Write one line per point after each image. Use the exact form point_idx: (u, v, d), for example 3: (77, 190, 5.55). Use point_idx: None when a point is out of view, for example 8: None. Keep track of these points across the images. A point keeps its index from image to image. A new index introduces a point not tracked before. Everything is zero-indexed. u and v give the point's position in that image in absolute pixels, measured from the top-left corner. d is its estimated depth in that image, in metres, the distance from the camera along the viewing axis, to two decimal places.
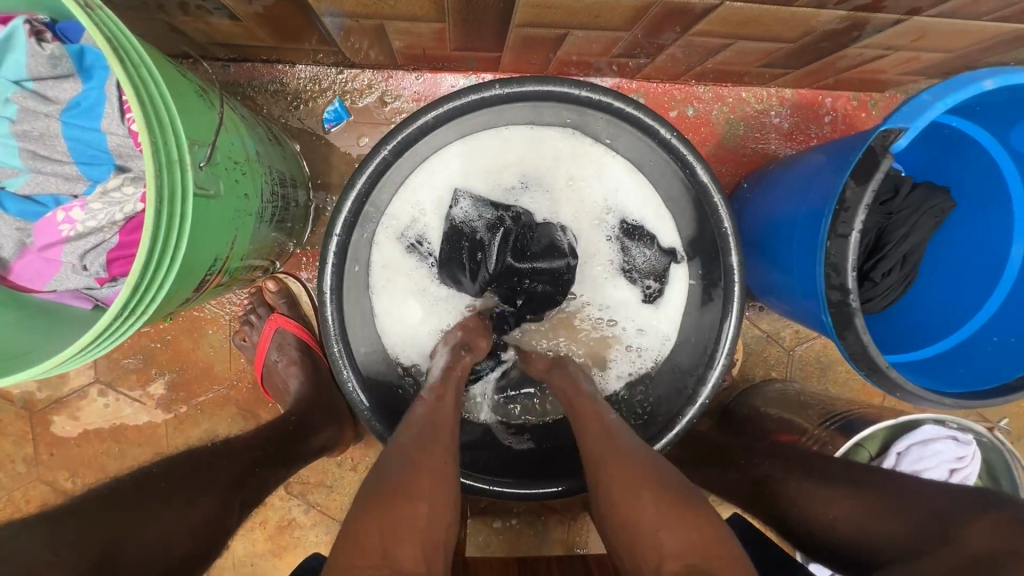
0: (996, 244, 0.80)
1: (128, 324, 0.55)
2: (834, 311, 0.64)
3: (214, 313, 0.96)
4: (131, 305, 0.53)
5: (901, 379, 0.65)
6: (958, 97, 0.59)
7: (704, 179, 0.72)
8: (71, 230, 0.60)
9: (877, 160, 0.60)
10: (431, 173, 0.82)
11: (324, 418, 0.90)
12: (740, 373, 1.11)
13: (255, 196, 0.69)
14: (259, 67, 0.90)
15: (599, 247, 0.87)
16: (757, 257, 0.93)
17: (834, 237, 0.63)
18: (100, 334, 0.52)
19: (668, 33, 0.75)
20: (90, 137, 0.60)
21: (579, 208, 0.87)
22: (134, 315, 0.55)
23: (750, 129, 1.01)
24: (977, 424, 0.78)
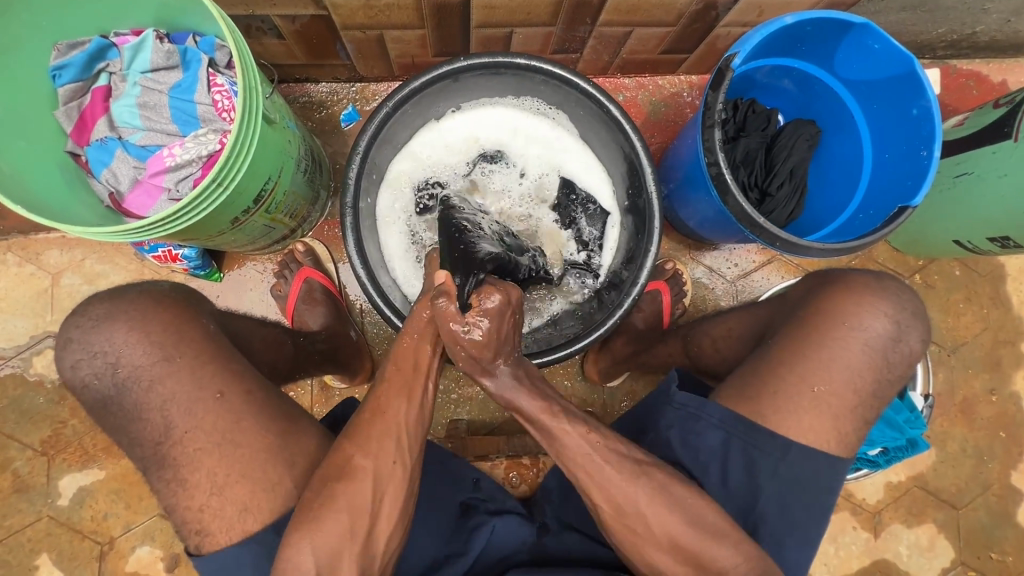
0: (853, 152, 1.05)
1: (210, 201, 0.81)
2: (715, 182, 0.88)
3: (256, 273, 1.20)
4: (216, 182, 0.79)
5: (775, 229, 0.87)
6: (768, 30, 0.87)
7: (617, 116, 0.96)
8: (172, 162, 0.87)
9: (724, 73, 0.87)
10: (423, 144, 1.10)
11: (345, 342, 1.10)
12: (693, 305, 1.31)
13: (295, 145, 0.97)
14: (293, 86, 1.22)
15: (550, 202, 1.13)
16: (683, 190, 1.17)
17: (703, 129, 0.88)
18: (196, 199, 0.78)
19: (583, 25, 1.06)
20: (186, 105, 0.89)
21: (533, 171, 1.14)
22: (216, 195, 0.81)
23: (669, 107, 1.31)
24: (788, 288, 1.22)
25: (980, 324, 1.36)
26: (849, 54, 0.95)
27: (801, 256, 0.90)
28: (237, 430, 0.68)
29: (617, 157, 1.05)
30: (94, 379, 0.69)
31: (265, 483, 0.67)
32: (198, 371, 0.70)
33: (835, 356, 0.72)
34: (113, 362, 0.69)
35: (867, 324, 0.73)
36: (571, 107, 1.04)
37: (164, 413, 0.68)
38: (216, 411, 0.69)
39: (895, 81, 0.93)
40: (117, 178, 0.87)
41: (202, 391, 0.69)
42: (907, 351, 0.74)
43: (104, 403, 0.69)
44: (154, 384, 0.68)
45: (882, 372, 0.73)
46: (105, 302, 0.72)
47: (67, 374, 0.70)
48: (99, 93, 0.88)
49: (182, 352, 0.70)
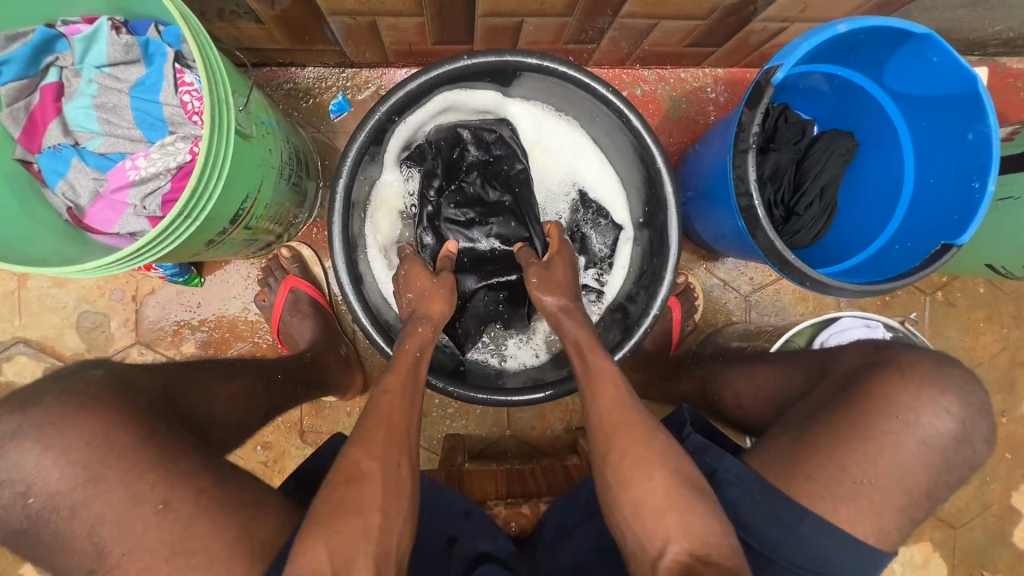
0: (893, 172, 0.95)
1: (178, 232, 0.72)
2: (744, 215, 0.79)
3: (239, 279, 1.12)
4: (184, 211, 0.70)
5: (805, 268, 0.79)
6: (818, 39, 0.75)
7: (638, 126, 0.87)
8: (136, 176, 0.77)
9: (764, 89, 0.76)
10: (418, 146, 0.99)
11: (334, 360, 1.04)
12: (703, 319, 1.24)
13: (277, 153, 0.86)
14: (276, 70, 1.09)
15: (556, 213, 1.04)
16: (703, 202, 1.08)
17: (735, 153, 0.78)
18: (162, 232, 0.69)
19: (603, 17, 0.94)
20: (151, 107, 0.78)
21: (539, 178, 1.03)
22: (186, 223, 0.72)
23: (691, 104, 1.19)
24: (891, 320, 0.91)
25: (999, 344, 1.30)
26: (903, 65, 0.84)
27: (832, 296, 0.82)
28: (188, 539, 0.61)
29: (637, 169, 0.94)
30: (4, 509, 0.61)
31: (244, 553, 0.62)
32: (132, 483, 0.61)
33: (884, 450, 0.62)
34: (21, 492, 0.60)
35: (926, 419, 0.62)
36: (589, 111, 0.94)
37: (92, 538, 0.60)
38: (158, 525, 0.60)
39: (952, 99, 0.82)
40: (76, 191, 0.77)
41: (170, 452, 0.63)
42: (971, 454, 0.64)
43: (17, 533, 0.62)
44: (77, 507, 0.61)
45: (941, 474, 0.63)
46: (13, 414, 0.61)
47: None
48: (49, 91, 0.77)
49: (110, 465, 0.61)
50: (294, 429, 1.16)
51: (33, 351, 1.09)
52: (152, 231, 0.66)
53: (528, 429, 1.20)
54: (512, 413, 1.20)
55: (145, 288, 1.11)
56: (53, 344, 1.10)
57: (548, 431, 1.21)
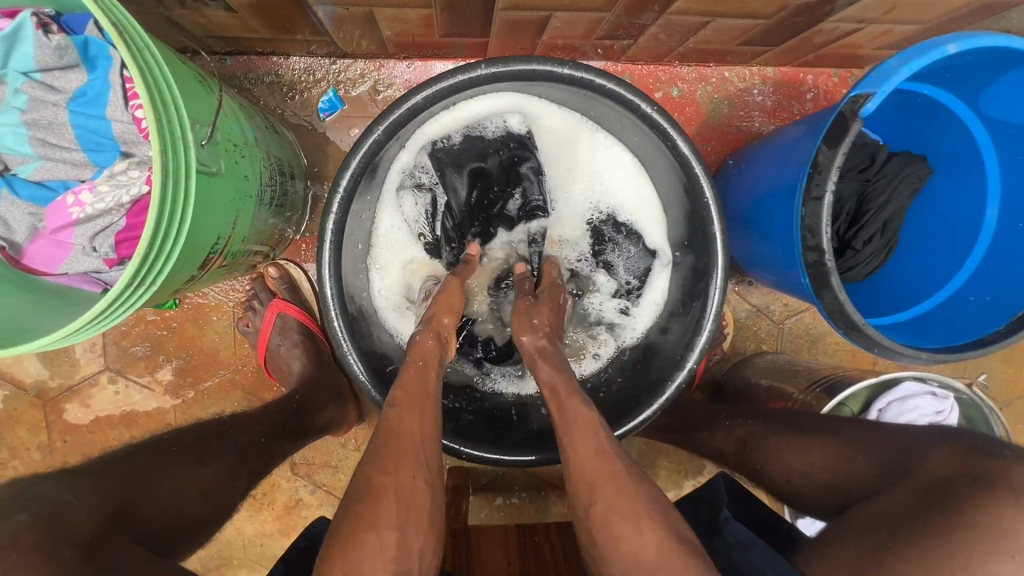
0: (970, 209, 0.83)
1: (130, 299, 0.59)
2: (811, 271, 0.67)
3: (218, 300, 1.00)
4: (135, 280, 0.56)
5: (878, 335, 0.68)
6: (921, 62, 0.61)
7: (685, 151, 0.74)
8: (81, 213, 0.63)
9: (848, 124, 0.62)
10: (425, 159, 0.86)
11: (327, 397, 0.93)
12: (732, 347, 1.14)
13: (254, 179, 0.72)
14: (255, 60, 0.93)
15: (579, 240, 0.92)
16: (743, 228, 0.96)
17: (807, 198, 0.65)
18: (109, 305, 0.56)
19: (648, 13, 0.78)
20: (96, 124, 0.64)
21: (562, 199, 0.91)
22: (139, 288, 0.58)
23: (734, 108, 1.04)
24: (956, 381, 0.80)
25: None
26: (1007, 90, 0.70)
27: (903, 362, 0.72)
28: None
29: (677, 190, 0.81)
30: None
31: None
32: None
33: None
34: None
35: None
36: (623, 125, 0.80)
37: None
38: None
39: None
40: (10, 226, 0.64)
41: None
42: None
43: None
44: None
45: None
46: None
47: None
48: None
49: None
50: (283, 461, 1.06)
51: None
52: (94, 309, 0.53)
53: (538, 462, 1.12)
54: None
55: None
56: (11, 370, 0.98)
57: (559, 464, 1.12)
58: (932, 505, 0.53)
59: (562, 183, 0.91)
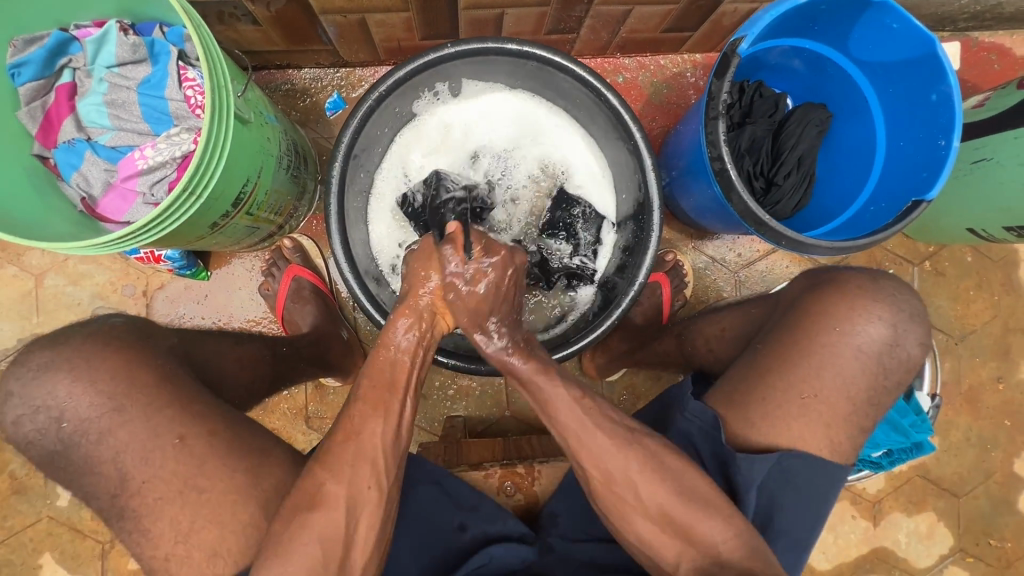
0: (865, 139, 0.99)
1: (182, 210, 0.77)
2: (719, 178, 0.83)
3: (244, 271, 1.17)
4: (188, 190, 0.75)
5: (780, 227, 0.83)
6: (780, 10, 0.80)
7: (616, 104, 0.91)
8: (145, 165, 0.82)
9: (730, 60, 0.81)
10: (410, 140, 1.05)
11: (336, 342, 1.08)
12: (695, 296, 1.27)
13: (276, 143, 0.92)
14: (274, 73, 1.16)
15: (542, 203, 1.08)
16: (687, 179, 1.11)
17: (706, 121, 0.82)
18: (168, 209, 0.74)
19: (579, 5, 0.99)
20: (157, 102, 0.84)
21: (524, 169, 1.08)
22: (191, 200, 0.77)
23: (672, 89, 1.24)
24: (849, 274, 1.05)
25: (990, 312, 1.32)
26: (865, 34, 0.89)
27: (811, 255, 0.86)
28: (201, 476, 0.64)
29: (618, 149, 0.99)
30: (38, 436, 0.65)
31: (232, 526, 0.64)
32: (152, 418, 0.65)
33: (829, 364, 0.70)
34: (55, 419, 0.64)
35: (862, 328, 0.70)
36: (569, 93, 0.98)
37: (108, 475, 0.64)
38: (175, 458, 0.64)
39: (913, 63, 0.87)
40: (88, 182, 0.83)
41: (172, 430, 0.65)
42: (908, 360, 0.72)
43: (52, 458, 0.66)
44: (104, 437, 0.65)
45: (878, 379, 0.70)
46: (47, 351, 0.67)
47: (8, 429, 0.67)
48: (63, 91, 0.83)
49: (133, 402, 0.65)
50: (298, 416, 1.19)
51: None
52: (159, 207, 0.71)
53: (527, 409, 1.23)
54: (510, 394, 1.22)
55: (155, 283, 1.16)
56: None
57: None
58: None
59: (524, 163, 1.08)
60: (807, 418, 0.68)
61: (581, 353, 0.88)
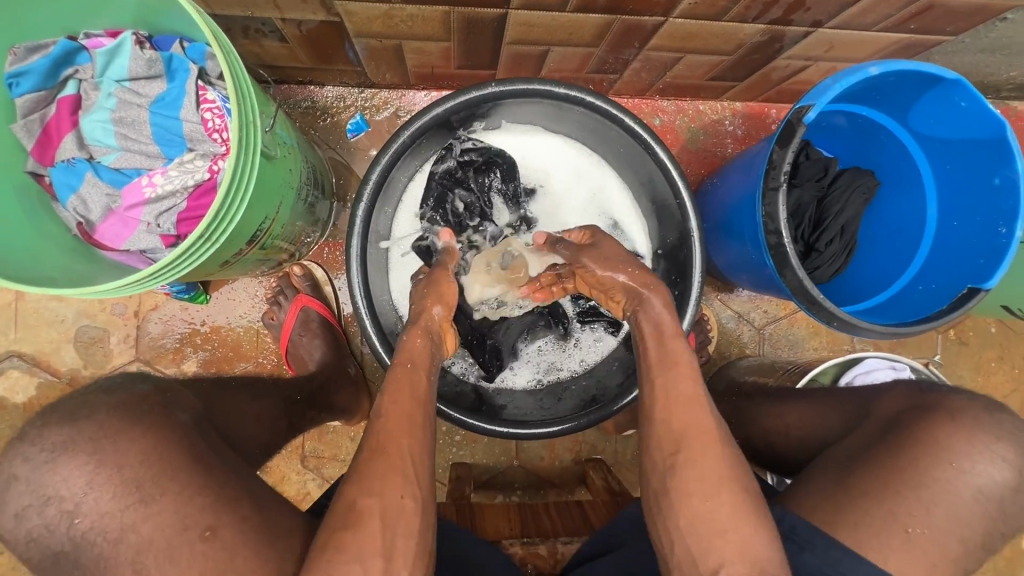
0: (915, 213, 0.95)
1: (198, 254, 0.69)
2: (773, 252, 0.78)
3: (246, 297, 1.09)
4: (205, 234, 0.67)
5: (834, 308, 0.78)
6: (850, 80, 0.76)
7: (664, 160, 0.85)
8: (152, 193, 0.75)
9: (794, 129, 0.76)
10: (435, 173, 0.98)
11: (343, 383, 1.01)
12: (717, 351, 1.23)
13: (296, 174, 0.85)
14: (295, 88, 1.08)
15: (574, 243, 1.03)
16: (722, 236, 1.07)
17: (765, 191, 0.77)
18: (182, 254, 0.66)
19: (629, 49, 0.94)
20: (170, 123, 0.76)
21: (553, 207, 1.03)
22: (207, 245, 0.70)
23: (709, 136, 1.19)
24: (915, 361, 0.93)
25: (1011, 385, 1.30)
26: (929, 108, 0.84)
27: (859, 338, 0.82)
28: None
29: (660, 203, 0.93)
30: (45, 531, 0.52)
31: None
32: (183, 509, 0.53)
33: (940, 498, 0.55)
34: (68, 511, 0.52)
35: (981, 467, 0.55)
36: (610, 138, 0.93)
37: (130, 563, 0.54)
38: (202, 558, 0.52)
39: (978, 144, 0.83)
40: (87, 207, 0.75)
41: None
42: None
43: (58, 558, 0.53)
44: (125, 534, 0.52)
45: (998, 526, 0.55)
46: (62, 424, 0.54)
47: (10, 525, 0.53)
48: (66, 103, 0.74)
49: (163, 490, 0.53)
50: (294, 454, 1.11)
51: (27, 366, 1.05)
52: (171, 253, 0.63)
53: (536, 460, 1.17)
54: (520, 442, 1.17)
55: (148, 304, 1.07)
56: (48, 358, 1.05)
57: (558, 462, 1.17)
58: (883, 433, 0.60)
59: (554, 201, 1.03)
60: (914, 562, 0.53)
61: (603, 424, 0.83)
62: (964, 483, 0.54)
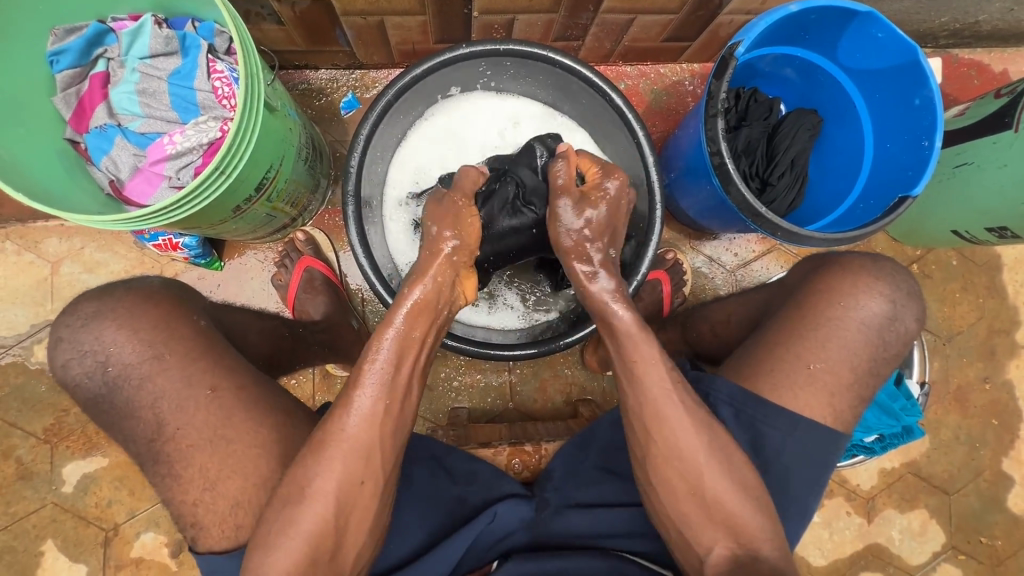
0: (855, 142, 1.05)
1: (213, 190, 0.80)
2: (718, 172, 0.88)
3: (257, 262, 1.20)
4: (218, 170, 0.79)
5: (776, 219, 0.88)
6: (774, 17, 0.86)
7: (620, 104, 0.95)
8: (173, 150, 0.86)
9: (728, 63, 0.87)
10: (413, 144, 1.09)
11: (347, 331, 1.11)
12: (692, 294, 1.31)
13: (297, 134, 0.96)
14: (292, 73, 1.21)
15: None
16: (685, 180, 1.16)
17: (706, 118, 0.88)
18: (199, 188, 0.78)
19: (586, 12, 1.05)
20: (186, 92, 0.88)
21: None
22: (220, 181, 0.80)
23: (671, 96, 1.30)
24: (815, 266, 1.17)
25: (976, 313, 1.38)
26: (853, 43, 0.95)
27: (800, 246, 0.91)
28: (230, 427, 0.70)
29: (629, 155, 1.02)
30: (86, 378, 0.71)
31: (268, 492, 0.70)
32: (188, 368, 0.72)
33: (832, 334, 0.75)
34: (101, 361, 0.71)
35: (863, 302, 0.76)
36: (573, 93, 1.02)
37: (155, 411, 0.70)
38: (205, 410, 0.71)
39: (898, 70, 0.93)
40: (117, 166, 0.86)
41: (205, 382, 0.72)
42: (903, 330, 0.77)
43: (96, 400, 0.72)
44: (144, 381, 0.71)
45: (877, 349, 0.76)
46: (93, 301, 0.74)
47: (58, 372, 0.72)
48: (97, 79, 0.87)
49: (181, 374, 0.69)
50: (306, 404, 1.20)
51: None
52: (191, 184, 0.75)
53: (530, 402, 1.25)
54: (514, 386, 1.25)
55: (169, 273, 1.19)
56: None
57: (550, 403, 1.25)
58: None
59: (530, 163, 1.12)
60: (815, 386, 0.73)
61: (569, 346, 0.92)
62: (849, 317, 0.75)
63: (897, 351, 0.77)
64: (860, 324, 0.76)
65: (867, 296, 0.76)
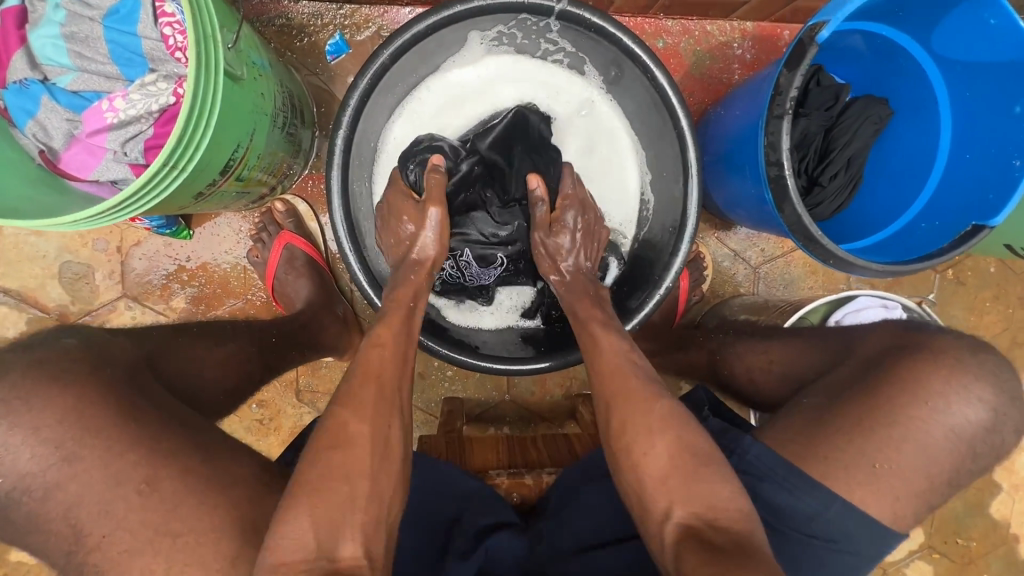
0: (926, 144, 0.90)
1: (166, 182, 0.65)
2: (772, 185, 0.74)
3: (230, 232, 1.06)
4: (169, 162, 0.63)
5: (832, 245, 0.75)
6: None
7: (663, 85, 0.79)
8: (114, 118, 0.70)
9: (806, 49, 0.70)
10: (408, 111, 0.90)
11: (332, 322, 1.01)
12: (711, 290, 1.21)
13: (271, 99, 0.79)
14: (267, 3, 1.00)
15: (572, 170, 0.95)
16: (722, 169, 1.01)
17: (769, 119, 0.72)
18: (144, 184, 0.62)
19: None
20: (127, 40, 0.70)
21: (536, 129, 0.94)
22: (171, 173, 0.65)
23: (715, 60, 1.11)
24: (910, 300, 0.99)
25: (1003, 325, 1.30)
26: (955, 27, 0.78)
27: (857, 275, 0.79)
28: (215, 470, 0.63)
29: (671, 157, 0.86)
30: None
31: None
32: (116, 452, 0.60)
33: (912, 436, 0.67)
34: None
35: (959, 407, 0.67)
36: (603, 60, 0.85)
37: (68, 520, 0.58)
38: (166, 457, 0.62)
39: (1003, 67, 0.77)
40: (47, 132, 0.70)
41: (135, 479, 0.59)
42: (997, 441, 0.68)
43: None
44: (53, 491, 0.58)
45: (964, 460, 0.67)
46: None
47: None
48: (11, 15, 0.70)
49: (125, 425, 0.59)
50: (289, 388, 1.14)
51: (14, 302, 1.05)
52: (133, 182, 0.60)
53: (527, 395, 1.19)
54: (511, 378, 1.18)
55: (130, 240, 1.05)
56: (34, 294, 1.05)
57: (548, 397, 1.19)
58: None
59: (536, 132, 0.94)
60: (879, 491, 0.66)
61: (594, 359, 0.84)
62: (940, 422, 0.66)
63: (981, 456, 0.68)
64: (948, 429, 0.67)
65: (964, 403, 0.67)
